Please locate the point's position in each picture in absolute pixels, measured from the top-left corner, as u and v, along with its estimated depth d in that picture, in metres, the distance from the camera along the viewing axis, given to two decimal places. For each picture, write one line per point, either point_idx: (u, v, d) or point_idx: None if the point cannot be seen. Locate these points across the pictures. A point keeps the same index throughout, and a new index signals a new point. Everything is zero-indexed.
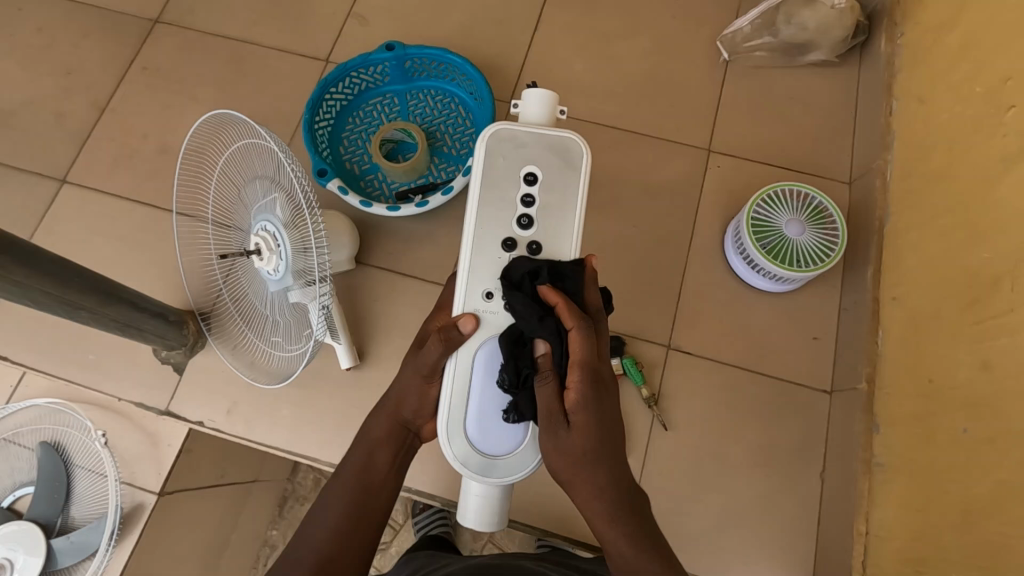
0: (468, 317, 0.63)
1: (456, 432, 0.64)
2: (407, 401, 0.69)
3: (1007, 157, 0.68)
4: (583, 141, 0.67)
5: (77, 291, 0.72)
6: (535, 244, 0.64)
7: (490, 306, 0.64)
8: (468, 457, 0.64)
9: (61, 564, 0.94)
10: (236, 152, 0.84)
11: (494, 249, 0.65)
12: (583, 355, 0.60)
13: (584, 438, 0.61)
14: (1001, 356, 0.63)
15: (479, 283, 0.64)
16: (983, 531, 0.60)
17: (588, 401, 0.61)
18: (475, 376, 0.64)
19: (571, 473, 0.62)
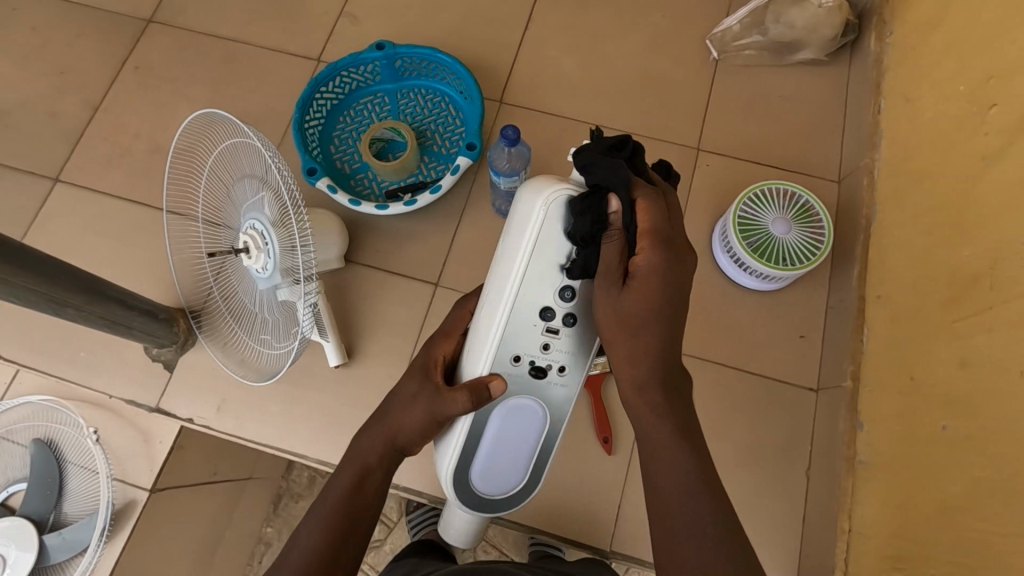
0: (499, 382, 0.61)
1: (461, 484, 0.64)
2: (408, 428, 0.65)
3: (987, 155, 0.68)
4: None
5: (64, 290, 0.73)
6: (572, 318, 0.62)
7: (518, 370, 0.62)
8: (469, 497, 0.65)
9: (53, 560, 0.95)
10: (225, 151, 0.85)
11: (529, 317, 0.62)
12: (653, 223, 0.58)
13: (647, 298, 0.59)
14: (979, 354, 0.63)
15: (513, 346, 0.62)
16: (959, 528, 0.60)
17: (657, 268, 0.59)
18: (489, 426, 0.63)
19: (624, 335, 0.59)
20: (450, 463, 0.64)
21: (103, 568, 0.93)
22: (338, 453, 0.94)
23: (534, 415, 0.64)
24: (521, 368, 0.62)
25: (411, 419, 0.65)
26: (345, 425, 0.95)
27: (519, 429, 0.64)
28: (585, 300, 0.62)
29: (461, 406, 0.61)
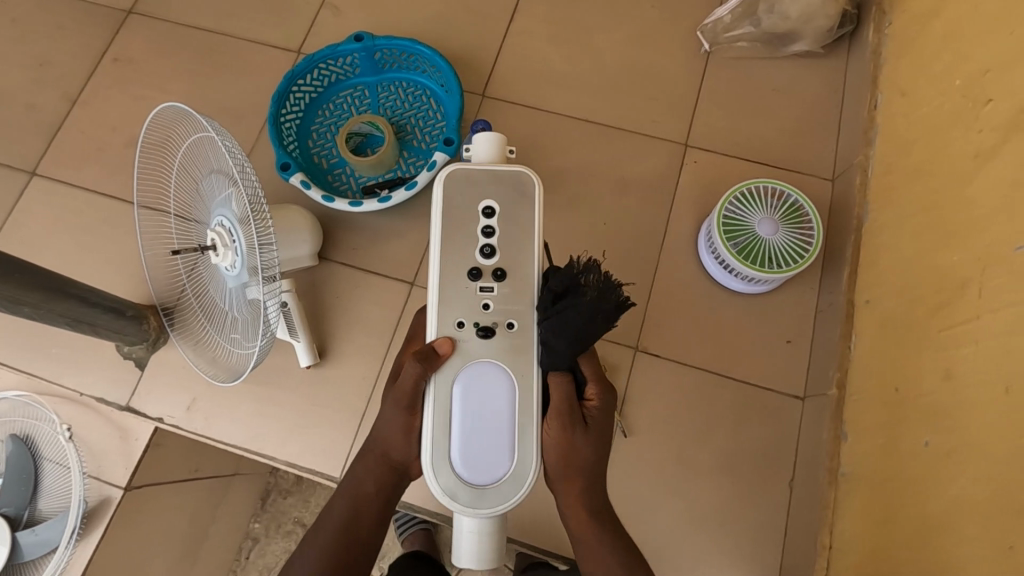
0: (444, 341, 0.56)
1: (444, 481, 0.55)
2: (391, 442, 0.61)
3: (980, 153, 0.64)
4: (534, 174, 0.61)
5: (18, 288, 0.71)
6: (500, 271, 0.58)
7: (464, 334, 0.57)
8: (458, 490, 0.55)
9: (26, 557, 0.93)
10: (191, 147, 0.83)
11: (460, 282, 0.58)
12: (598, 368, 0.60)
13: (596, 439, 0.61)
14: (965, 366, 0.59)
15: (450, 312, 0.58)
16: (934, 553, 0.57)
17: (601, 410, 0.61)
18: (457, 405, 0.56)
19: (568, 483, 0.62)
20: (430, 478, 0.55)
21: (77, 564, 0.92)
22: (310, 454, 0.92)
23: (499, 381, 0.56)
24: (468, 332, 0.57)
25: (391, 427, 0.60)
26: (317, 427, 0.93)
27: (484, 408, 0.56)
28: (508, 252, 0.59)
29: (413, 376, 0.56)
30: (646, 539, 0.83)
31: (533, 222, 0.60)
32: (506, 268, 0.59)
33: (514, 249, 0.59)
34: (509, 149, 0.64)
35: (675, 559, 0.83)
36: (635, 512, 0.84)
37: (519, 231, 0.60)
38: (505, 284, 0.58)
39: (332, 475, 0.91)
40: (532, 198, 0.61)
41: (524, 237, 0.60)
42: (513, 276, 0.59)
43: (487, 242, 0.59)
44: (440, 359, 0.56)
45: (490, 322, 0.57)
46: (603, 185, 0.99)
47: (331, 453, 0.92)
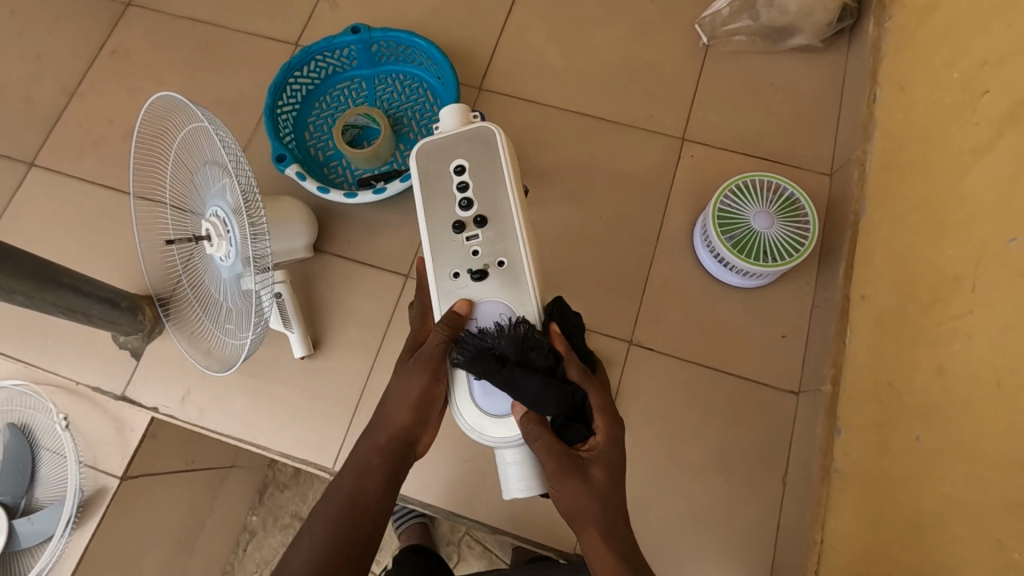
0: (462, 302, 0.60)
1: (472, 414, 0.60)
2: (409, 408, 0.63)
3: (977, 146, 0.63)
4: (497, 124, 0.63)
5: (10, 276, 0.72)
6: (481, 219, 0.61)
7: (461, 284, 0.61)
8: (483, 421, 0.60)
9: (20, 546, 0.92)
10: (186, 136, 0.82)
11: (448, 240, 0.62)
12: (601, 399, 0.59)
13: (608, 477, 0.58)
14: (957, 361, 0.59)
15: (444, 267, 0.61)
16: (925, 549, 0.56)
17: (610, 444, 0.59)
18: None
19: (591, 514, 0.57)
20: (459, 415, 0.61)
21: (72, 554, 0.92)
22: (303, 445, 0.93)
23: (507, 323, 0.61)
24: (465, 280, 0.61)
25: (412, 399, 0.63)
26: (310, 419, 0.93)
27: None
28: (485, 201, 0.62)
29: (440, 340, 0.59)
30: (639, 534, 0.83)
31: (502, 164, 0.62)
32: (487, 215, 0.61)
33: (490, 199, 0.62)
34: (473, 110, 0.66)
35: (668, 555, 0.82)
36: (628, 507, 0.84)
37: (492, 181, 0.62)
38: (490, 231, 0.61)
39: (326, 465, 0.91)
40: (498, 147, 0.63)
41: (497, 181, 0.62)
42: (495, 220, 0.61)
43: (464, 197, 0.62)
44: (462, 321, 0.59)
45: (479, 267, 0.61)
46: (598, 179, 0.99)
47: (325, 444, 0.92)
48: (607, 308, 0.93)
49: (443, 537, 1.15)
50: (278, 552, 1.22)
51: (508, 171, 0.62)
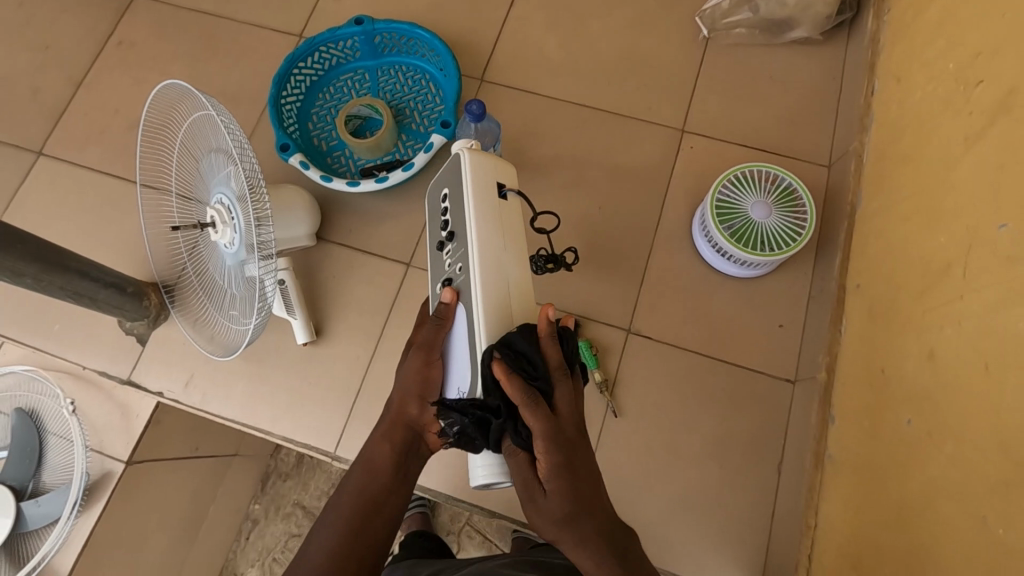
0: (448, 290, 0.62)
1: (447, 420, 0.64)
2: (409, 391, 0.64)
3: (969, 135, 0.64)
4: (463, 144, 0.64)
5: (18, 259, 0.73)
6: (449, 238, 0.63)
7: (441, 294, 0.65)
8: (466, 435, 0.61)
9: (28, 528, 0.94)
10: (193, 125, 0.84)
11: (437, 260, 0.66)
12: (540, 423, 0.55)
13: (561, 493, 0.56)
14: (947, 346, 0.60)
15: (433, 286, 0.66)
16: (914, 529, 0.57)
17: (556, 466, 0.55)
18: (455, 338, 0.62)
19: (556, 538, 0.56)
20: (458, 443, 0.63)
21: (77, 539, 0.93)
22: (305, 430, 0.94)
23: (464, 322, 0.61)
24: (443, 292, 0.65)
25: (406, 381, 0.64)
26: (313, 406, 0.95)
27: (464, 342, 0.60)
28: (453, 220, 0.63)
29: (432, 330, 0.63)
30: (635, 520, 0.84)
31: (461, 178, 0.62)
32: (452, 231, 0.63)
33: (456, 216, 0.63)
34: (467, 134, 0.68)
35: (663, 541, 0.83)
36: (624, 493, 0.85)
37: (457, 200, 0.63)
38: (455, 248, 0.62)
39: (328, 450, 0.93)
40: (461, 165, 0.63)
41: (459, 196, 0.62)
42: (458, 234, 0.62)
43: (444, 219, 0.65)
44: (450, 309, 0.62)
45: (450, 273, 0.63)
46: (598, 171, 1.00)
47: (326, 429, 0.93)
48: (605, 297, 0.94)
49: (444, 528, 1.17)
50: (279, 541, 1.23)
51: (469, 184, 0.62)
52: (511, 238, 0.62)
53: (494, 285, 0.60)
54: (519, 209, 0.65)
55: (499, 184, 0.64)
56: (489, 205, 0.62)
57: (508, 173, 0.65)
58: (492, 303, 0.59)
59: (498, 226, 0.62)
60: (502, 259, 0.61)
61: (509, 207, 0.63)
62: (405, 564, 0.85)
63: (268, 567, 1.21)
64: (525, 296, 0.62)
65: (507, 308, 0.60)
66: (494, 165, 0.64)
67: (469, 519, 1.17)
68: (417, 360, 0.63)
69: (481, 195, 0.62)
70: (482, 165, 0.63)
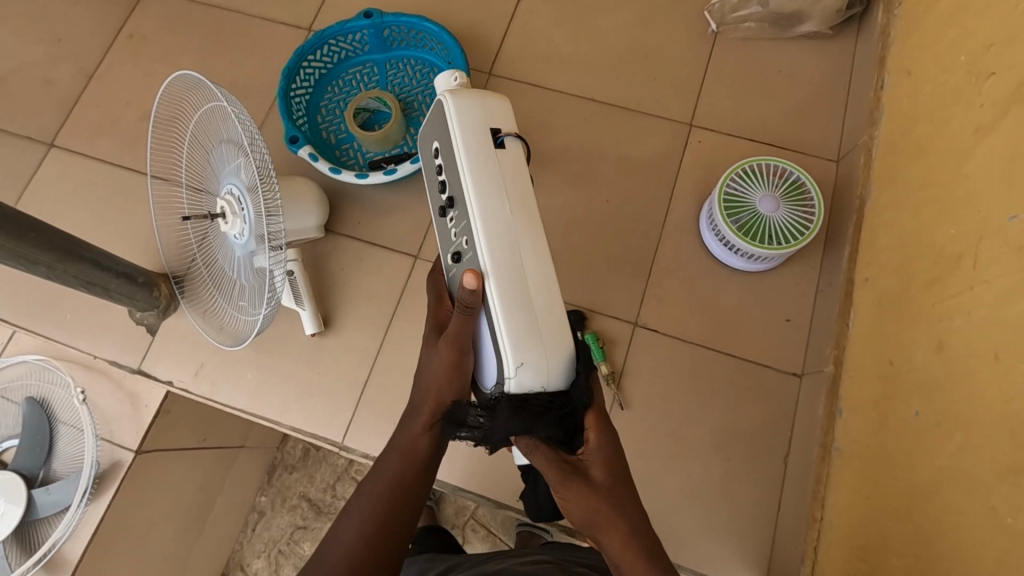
0: (470, 274, 0.54)
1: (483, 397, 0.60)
2: (444, 391, 0.60)
3: (980, 127, 0.63)
4: (448, 92, 0.59)
5: (32, 247, 0.74)
6: (451, 202, 0.59)
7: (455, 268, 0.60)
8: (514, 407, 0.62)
9: (38, 515, 0.95)
10: (204, 115, 0.84)
11: (442, 226, 0.62)
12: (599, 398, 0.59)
13: (611, 470, 0.59)
14: (956, 337, 0.60)
15: (444, 254, 0.62)
16: (923, 518, 0.58)
17: (605, 442, 0.59)
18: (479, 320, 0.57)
19: (606, 522, 0.57)
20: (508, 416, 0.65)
21: (86, 527, 0.94)
22: (313, 421, 0.95)
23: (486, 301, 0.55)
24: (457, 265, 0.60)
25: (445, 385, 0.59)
26: (320, 396, 0.95)
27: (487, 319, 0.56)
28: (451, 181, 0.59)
29: (463, 321, 0.56)
30: None
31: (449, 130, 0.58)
32: (453, 193, 0.59)
33: (453, 176, 0.58)
34: (457, 78, 0.64)
35: (669, 533, 0.83)
36: None
37: (452, 158, 0.58)
38: (458, 212, 0.58)
39: (335, 440, 0.93)
40: (450, 119, 0.58)
41: (452, 153, 0.58)
42: (458, 196, 0.58)
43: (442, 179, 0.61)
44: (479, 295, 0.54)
45: (458, 242, 0.59)
46: (606, 164, 1.00)
47: (334, 419, 0.94)
48: (612, 289, 0.94)
49: (448, 521, 1.17)
50: (285, 533, 1.23)
51: (459, 133, 0.58)
52: (512, 184, 0.56)
53: (498, 240, 0.54)
54: (523, 152, 0.59)
55: (495, 129, 0.58)
56: (486, 160, 0.57)
57: (505, 115, 0.59)
58: (500, 262, 0.54)
59: (496, 173, 0.56)
60: (506, 210, 0.55)
61: (509, 152, 0.57)
62: (415, 559, 0.86)
63: (274, 559, 1.22)
64: (540, 247, 0.56)
65: (518, 264, 0.54)
66: (486, 106, 0.59)
67: (474, 512, 1.17)
68: (447, 357, 0.58)
69: (476, 151, 0.57)
70: (471, 110, 0.58)
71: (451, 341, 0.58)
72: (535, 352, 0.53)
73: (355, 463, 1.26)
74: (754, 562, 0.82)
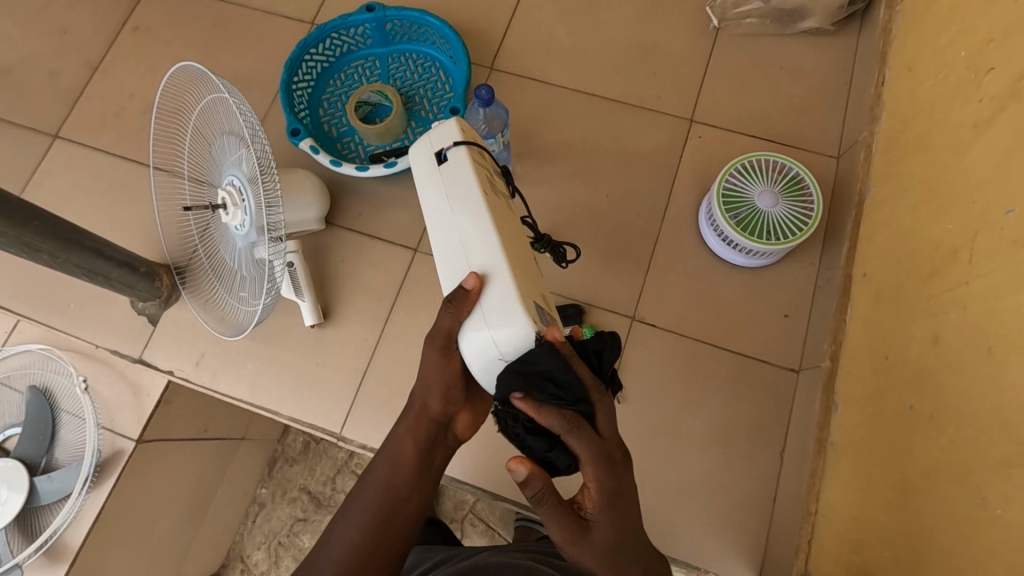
0: (470, 276, 0.56)
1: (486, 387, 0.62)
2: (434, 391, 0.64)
3: (978, 122, 0.63)
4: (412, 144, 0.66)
5: (35, 235, 0.75)
6: None
7: None
8: None
9: (40, 502, 0.95)
10: (206, 107, 0.84)
11: None
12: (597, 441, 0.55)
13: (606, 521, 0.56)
14: (951, 331, 0.60)
15: None
16: (916, 510, 0.58)
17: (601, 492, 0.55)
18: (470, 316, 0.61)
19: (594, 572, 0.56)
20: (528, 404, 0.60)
21: (88, 514, 0.94)
22: (312, 411, 0.95)
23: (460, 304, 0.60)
24: None
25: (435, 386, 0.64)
26: (319, 388, 0.96)
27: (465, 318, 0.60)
28: None
29: (449, 318, 0.58)
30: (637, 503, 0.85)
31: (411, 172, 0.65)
32: None
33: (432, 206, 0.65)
34: None
35: (665, 527, 0.84)
36: None
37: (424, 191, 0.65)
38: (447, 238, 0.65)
39: (334, 431, 0.94)
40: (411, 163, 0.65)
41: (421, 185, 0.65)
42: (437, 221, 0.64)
43: None
44: (473, 295, 0.56)
45: None
46: (605, 159, 1.00)
47: (333, 410, 0.95)
48: (611, 283, 0.94)
49: (448, 515, 1.18)
50: (285, 525, 1.24)
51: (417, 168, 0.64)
52: (454, 197, 0.60)
53: (451, 250, 0.59)
54: (467, 155, 0.61)
55: (438, 150, 0.62)
56: (434, 184, 0.62)
57: (446, 130, 0.62)
58: (451, 270, 0.59)
59: (444, 190, 0.61)
60: (452, 221, 0.60)
61: (452, 164, 0.61)
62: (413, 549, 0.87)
63: (274, 551, 1.23)
64: (485, 237, 0.58)
65: (465, 262, 0.58)
66: (431, 131, 0.64)
67: (473, 507, 1.18)
68: (437, 355, 0.62)
69: (427, 181, 0.62)
70: (420, 142, 0.64)
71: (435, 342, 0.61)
72: (478, 331, 0.56)
73: (355, 456, 1.27)
74: (750, 555, 0.82)
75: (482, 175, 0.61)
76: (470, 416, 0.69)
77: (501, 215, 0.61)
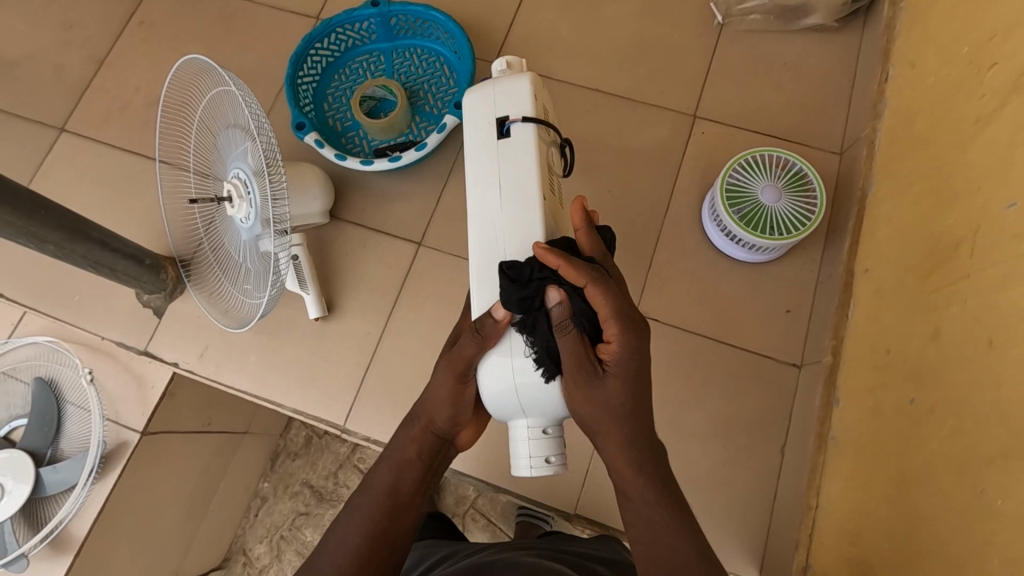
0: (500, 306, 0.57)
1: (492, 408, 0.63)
2: (438, 409, 0.65)
3: (980, 117, 0.64)
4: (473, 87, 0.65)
5: (41, 226, 0.75)
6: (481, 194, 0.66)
7: None
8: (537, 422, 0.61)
9: (46, 493, 0.96)
10: (212, 100, 0.85)
11: None
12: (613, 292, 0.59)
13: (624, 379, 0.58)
14: (951, 325, 0.60)
15: None
16: (915, 502, 0.58)
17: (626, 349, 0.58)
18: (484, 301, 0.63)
19: (606, 426, 0.59)
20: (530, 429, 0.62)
21: (92, 505, 0.95)
22: (315, 404, 0.96)
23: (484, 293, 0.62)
24: None
25: (443, 406, 0.65)
26: (322, 381, 0.97)
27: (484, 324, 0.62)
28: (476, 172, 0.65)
29: (472, 347, 0.59)
30: None
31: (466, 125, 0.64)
32: None
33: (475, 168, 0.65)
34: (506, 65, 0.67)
35: None
36: None
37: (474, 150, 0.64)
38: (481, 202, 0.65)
39: (337, 423, 0.95)
40: (471, 112, 0.64)
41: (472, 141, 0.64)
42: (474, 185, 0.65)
43: None
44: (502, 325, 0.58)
45: None
46: (608, 154, 1.00)
47: (337, 402, 0.95)
48: None
49: (449, 510, 1.18)
50: (287, 519, 1.25)
51: (474, 124, 0.63)
52: (511, 175, 0.61)
53: (489, 222, 0.61)
54: (533, 136, 0.61)
55: (503, 118, 0.63)
56: (493, 153, 0.62)
57: (520, 104, 0.62)
58: (485, 242, 0.61)
59: (499, 163, 0.61)
60: (498, 196, 0.61)
61: (513, 141, 0.62)
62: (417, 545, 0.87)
63: (277, 545, 1.24)
64: (529, 242, 0.60)
65: (500, 249, 0.60)
66: (503, 97, 0.63)
67: (474, 502, 1.18)
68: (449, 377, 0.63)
69: (487, 144, 0.62)
70: (486, 101, 0.63)
71: (450, 365, 0.62)
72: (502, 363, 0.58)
73: (357, 451, 1.27)
74: (750, 548, 0.83)
75: (543, 162, 0.62)
76: (474, 430, 0.71)
77: (550, 216, 0.62)
